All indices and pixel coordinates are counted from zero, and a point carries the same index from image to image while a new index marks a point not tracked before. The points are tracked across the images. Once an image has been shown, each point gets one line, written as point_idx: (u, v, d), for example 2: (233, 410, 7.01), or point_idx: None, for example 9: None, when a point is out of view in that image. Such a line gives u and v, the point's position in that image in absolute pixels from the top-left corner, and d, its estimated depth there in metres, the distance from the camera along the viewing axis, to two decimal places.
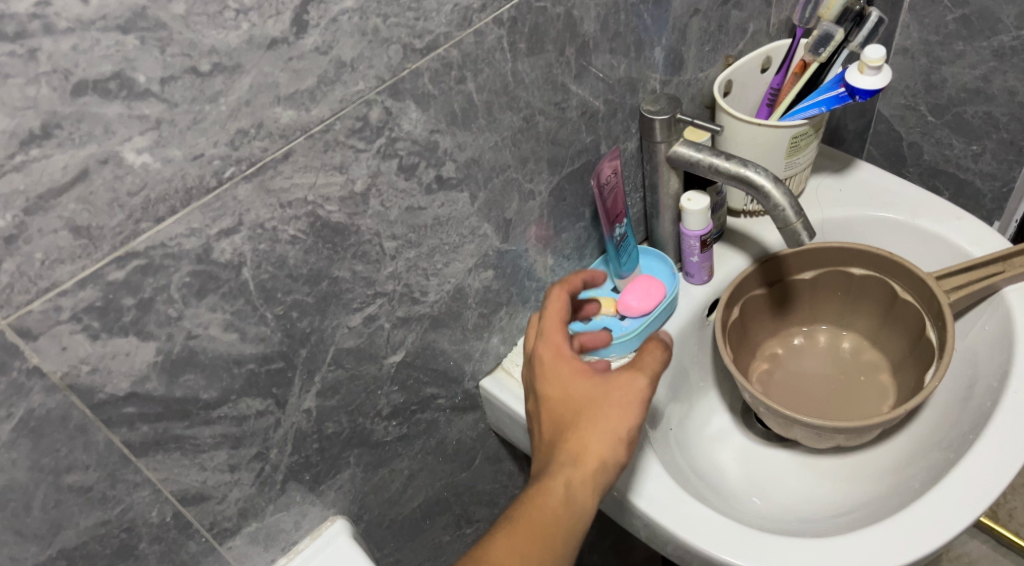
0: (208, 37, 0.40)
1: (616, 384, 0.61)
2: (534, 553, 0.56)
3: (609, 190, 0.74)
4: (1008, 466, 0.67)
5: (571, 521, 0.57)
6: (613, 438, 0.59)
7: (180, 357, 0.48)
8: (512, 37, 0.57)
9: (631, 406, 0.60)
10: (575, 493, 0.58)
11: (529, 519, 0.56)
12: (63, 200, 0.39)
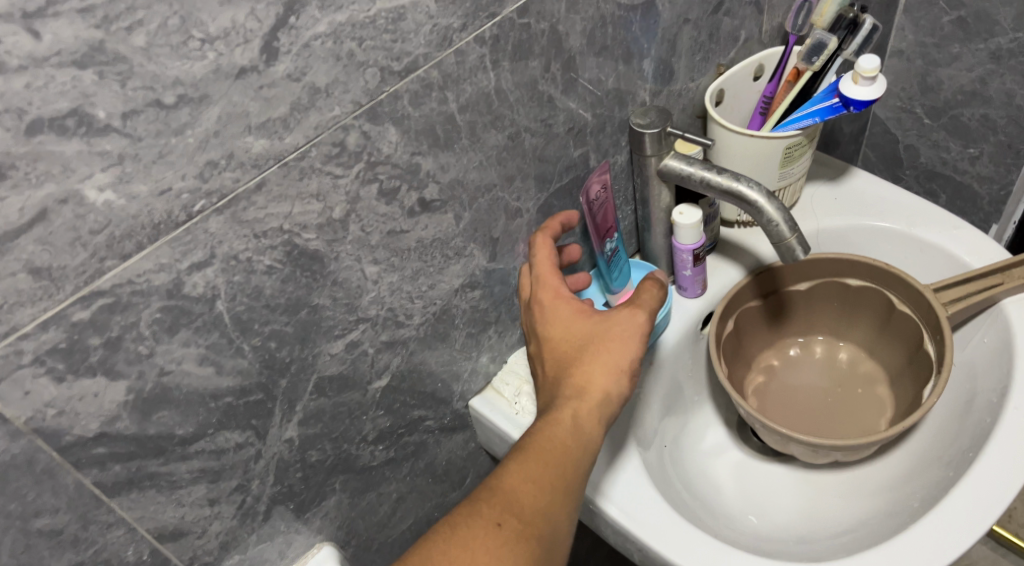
0: (172, 69, 0.38)
1: (615, 320, 0.62)
2: (549, 481, 0.57)
3: (599, 206, 0.72)
4: (1009, 486, 0.65)
5: (583, 451, 0.58)
6: (616, 369, 0.61)
7: (152, 395, 0.46)
8: (495, 55, 0.55)
9: (631, 338, 0.62)
10: (584, 423, 0.59)
11: (541, 450, 0.58)
12: (21, 242, 0.37)
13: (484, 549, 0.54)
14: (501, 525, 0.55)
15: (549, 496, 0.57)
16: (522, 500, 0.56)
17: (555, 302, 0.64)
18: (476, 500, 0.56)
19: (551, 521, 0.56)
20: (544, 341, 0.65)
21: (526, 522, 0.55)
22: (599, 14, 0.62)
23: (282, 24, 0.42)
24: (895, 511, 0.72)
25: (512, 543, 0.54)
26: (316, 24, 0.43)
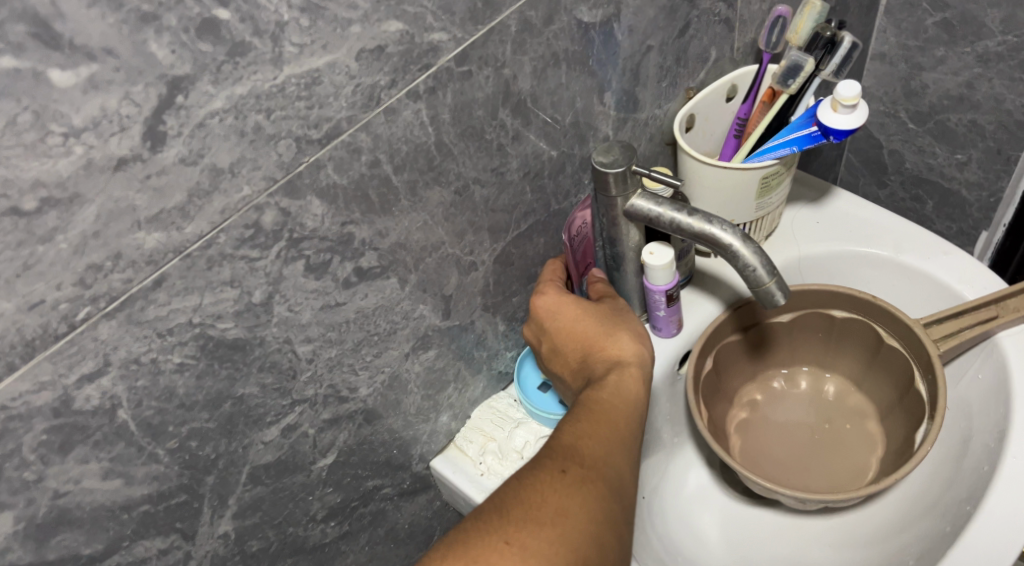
0: (28, 170, 0.33)
1: (621, 305, 0.67)
2: (607, 432, 0.57)
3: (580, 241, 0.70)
4: (1015, 538, 0.61)
5: (632, 407, 0.59)
6: (640, 337, 0.64)
7: (48, 519, 0.41)
8: (432, 108, 0.50)
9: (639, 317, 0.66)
10: (625, 385, 0.60)
11: (591, 410, 0.58)
12: None
13: (554, 492, 0.52)
14: (566, 470, 0.53)
15: (609, 446, 0.56)
16: (583, 449, 0.55)
17: (564, 295, 0.66)
18: (538, 458, 0.55)
19: (617, 465, 0.55)
20: (560, 338, 0.65)
21: (590, 466, 0.54)
22: (550, 51, 0.57)
23: (167, 105, 0.36)
24: (903, 554, 0.69)
25: (581, 484, 0.53)
26: (210, 100, 0.37)
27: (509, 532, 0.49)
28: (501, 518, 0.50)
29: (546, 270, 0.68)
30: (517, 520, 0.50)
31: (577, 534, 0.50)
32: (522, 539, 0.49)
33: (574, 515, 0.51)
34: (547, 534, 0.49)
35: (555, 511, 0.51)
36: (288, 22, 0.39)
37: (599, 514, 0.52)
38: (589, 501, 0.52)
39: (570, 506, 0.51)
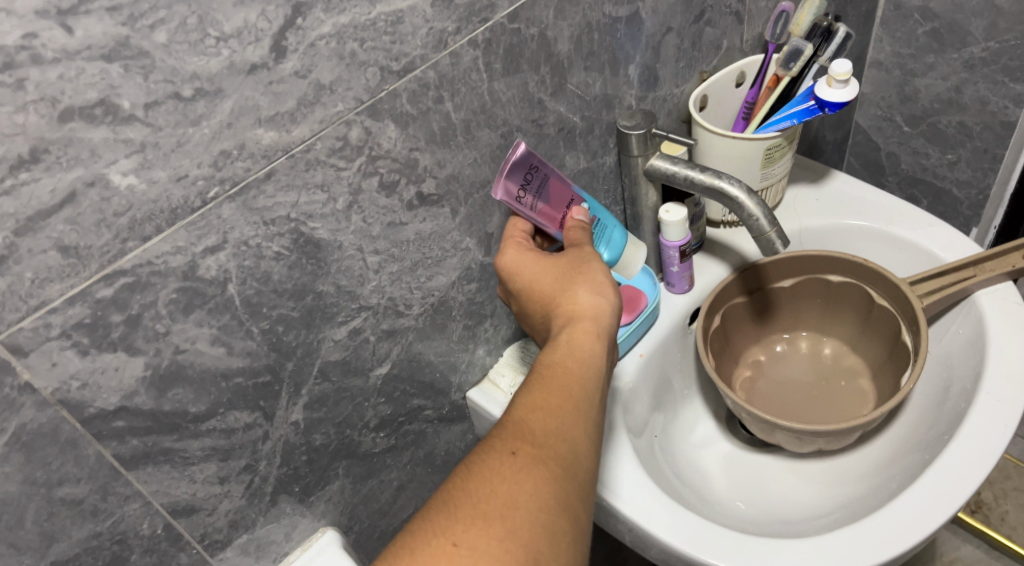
0: (190, 64, 0.42)
1: (584, 253, 0.64)
2: (558, 404, 0.54)
3: (540, 188, 0.64)
4: (977, 470, 0.67)
5: (586, 368, 0.57)
6: (598, 288, 0.61)
7: (168, 372, 0.49)
8: (487, 57, 0.59)
9: (601, 263, 0.63)
10: (578, 344, 0.58)
11: (543, 379, 0.56)
12: (52, 221, 0.40)
13: (504, 479, 0.50)
14: (516, 452, 0.51)
15: (562, 418, 0.54)
16: (533, 426, 0.53)
17: (523, 252, 0.64)
18: (488, 439, 0.53)
19: (569, 440, 0.53)
20: (524, 294, 0.64)
21: (542, 445, 0.52)
22: (585, 21, 0.66)
23: (290, 25, 0.45)
24: (874, 496, 0.74)
25: (531, 468, 0.50)
26: (321, 25, 0.47)
27: (457, 530, 0.47)
28: (448, 513, 0.48)
29: (508, 226, 0.67)
30: (464, 517, 0.48)
31: (527, 527, 0.48)
32: (471, 536, 0.47)
33: (523, 505, 0.48)
34: (497, 531, 0.47)
35: (503, 503, 0.48)
36: None
37: (551, 499, 0.49)
38: (539, 486, 0.50)
39: (519, 494, 0.49)
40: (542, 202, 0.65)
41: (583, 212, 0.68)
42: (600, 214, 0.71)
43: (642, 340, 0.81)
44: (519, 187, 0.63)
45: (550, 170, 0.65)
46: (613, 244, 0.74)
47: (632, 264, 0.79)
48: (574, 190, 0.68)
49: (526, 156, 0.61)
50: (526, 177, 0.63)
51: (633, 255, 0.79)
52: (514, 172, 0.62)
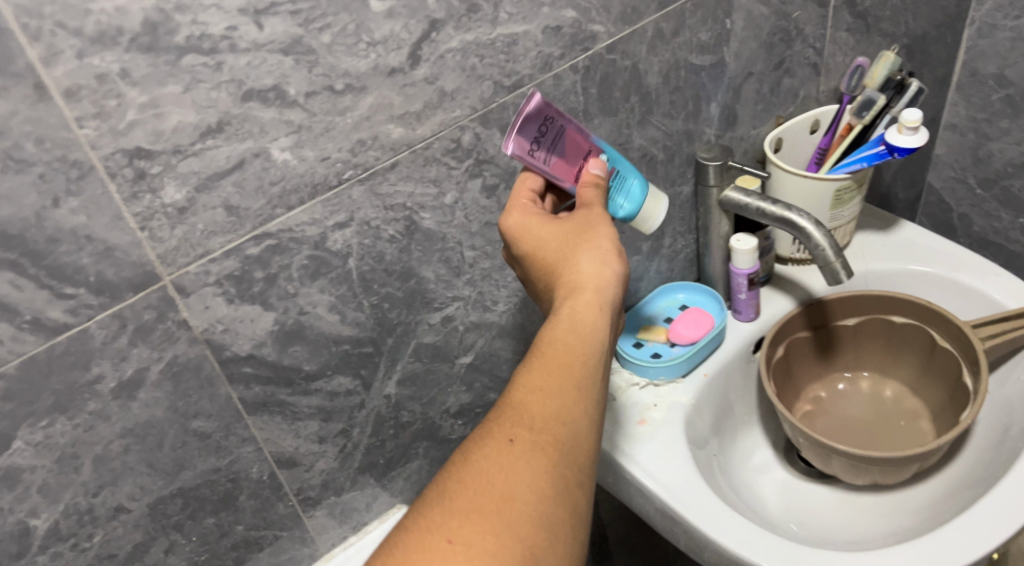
0: (344, 63, 0.50)
1: (593, 216, 0.56)
2: (558, 384, 0.50)
3: (554, 141, 0.57)
4: (1020, 511, 0.67)
5: (589, 344, 0.52)
6: (605, 253, 0.55)
7: (292, 329, 0.56)
8: (585, 82, 0.66)
9: (609, 226, 0.56)
10: (581, 317, 0.53)
11: (542, 357, 0.52)
12: (224, 182, 0.48)
13: (500, 469, 0.46)
14: (514, 439, 0.47)
15: (561, 399, 0.50)
16: (531, 409, 0.49)
17: (529, 216, 0.57)
18: (484, 424, 0.49)
19: (570, 423, 0.49)
20: (528, 262, 0.57)
21: (540, 429, 0.48)
22: (674, 58, 0.73)
23: (426, 38, 0.53)
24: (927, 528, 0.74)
25: (529, 456, 0.47)
26: (450, 40, 0.55)
27: (453, 526, 0.43)
28: (443, 508, 0.44)
29: (516, 183, 0.59)
30: (459, 510, 0.44)
31: (524, 521, 0.44)
32: (468, 531, 0.43)
33: (521, 497, 0.45)
34: (494, 525, 0.43)
35: (499, 496, 0.45)
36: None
37: (549, 489, 0.46)
38: (537, 476, 0.46)
39: (517, 485, 0.45)
40: (556, 155, 0.57)
41: (601, 165, 0.59)
42: (622, 166, 0.61)
43: (705, 363, 0.83)
44: (532, 141, 0.55)
45: (567, 120, 0.57)
46: (633, 194, 0.62)
47: (649, 222, 0.64)
48: (593, 141, 0.59)
49: (541, 106, 0.54)
50: (540, 129, 0.56)
51: (655, 210, 0.64)
52: (528, 124, 0.55)
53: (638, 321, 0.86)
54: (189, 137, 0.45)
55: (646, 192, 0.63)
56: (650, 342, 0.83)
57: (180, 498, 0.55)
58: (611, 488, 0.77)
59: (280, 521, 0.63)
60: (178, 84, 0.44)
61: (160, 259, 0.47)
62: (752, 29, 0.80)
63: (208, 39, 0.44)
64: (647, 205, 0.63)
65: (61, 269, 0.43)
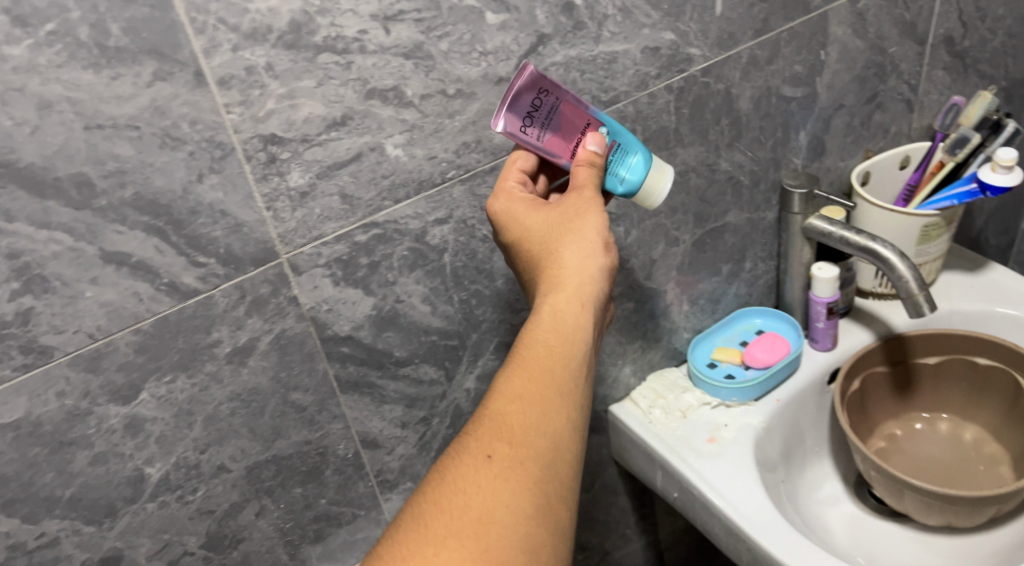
0: (457, 69, 0.54)
1: (582, 199, 0.53)
2: (538, 393, 0.49)
3: (548, 117, 0.54)
4: None
5: (570, 346, 0.51)
6: (589, 246, 0.53)
7: (387, 315, 0.59)
8: (678, 103, 0.69)
9: (599, 214, 0.53)
10: (563, 316, 0.52)
11: (521, 364, 0.51)
12: (342, 172, 0.52)
13: (478, 489, 0.45)
14: (492, 455, 0.47)
15: (542, 409, 0.49)
16: (510, 420, 0.48)
17: (516, 201, 0.55)
18: (463, 438, 0.48)
19: (550, 432, 0.48)
20: (514, 250, 0.56)
21: (520, 443, 0.47)
22: (766, 85, 0.75)
23: (533, 51, 0.57)
24: None
25: (508, 472, 0.46)
26: (554, 55, 0.59)
27: (430, 553, 0.43)
28: (421, 534, 0.44)
29: (510, 160, 0.57)
30: (435, 535, 0.44)
31: (504, 543, 0.44)
32: (445, 557, 0.43)
33: (500, 519, 0.44)
34: (472, 550, 0.43)
35: (478, 518, 0.44)
36: (609, 17, 0.60)
37: (530, 506, 0.45)
38: (516, 493, 0.45)
39: (496, 507, 0.45)
40: (549, 131, 0.55)
41: (600, 140, 0.55)
42: (624, 138, 0.57)
43: (778, 388, 0.83)
44: (524, 117, 0.53)
45: (562, 91, 0.54)
46: (635, 166, 0.58)
47: (653, 197, 0.59)
48: (592, 114, 0.55)
49: (533, 77, 0.52)
50: (534, 103, 0.53)
51: (659, 184, 0.59)
52: (519, 97, 0.52)
53: (712, 342, 0.86)
54: (317, 129, 0.50)
55: (649, 163, 0.58)
56: (723, 363, 0.83)
57: (273, 465, 0.59)
58: (676, 504, 0.77)
59: (360, 499, 0.66)
60: (312, 80, 0.48)
61: (281, 238, 0.52)
62: (846, 61, 0.81)
63: (343, 40, 0.48)
64: (650, 179, 0.58)
65: (197, 239, 0.48)
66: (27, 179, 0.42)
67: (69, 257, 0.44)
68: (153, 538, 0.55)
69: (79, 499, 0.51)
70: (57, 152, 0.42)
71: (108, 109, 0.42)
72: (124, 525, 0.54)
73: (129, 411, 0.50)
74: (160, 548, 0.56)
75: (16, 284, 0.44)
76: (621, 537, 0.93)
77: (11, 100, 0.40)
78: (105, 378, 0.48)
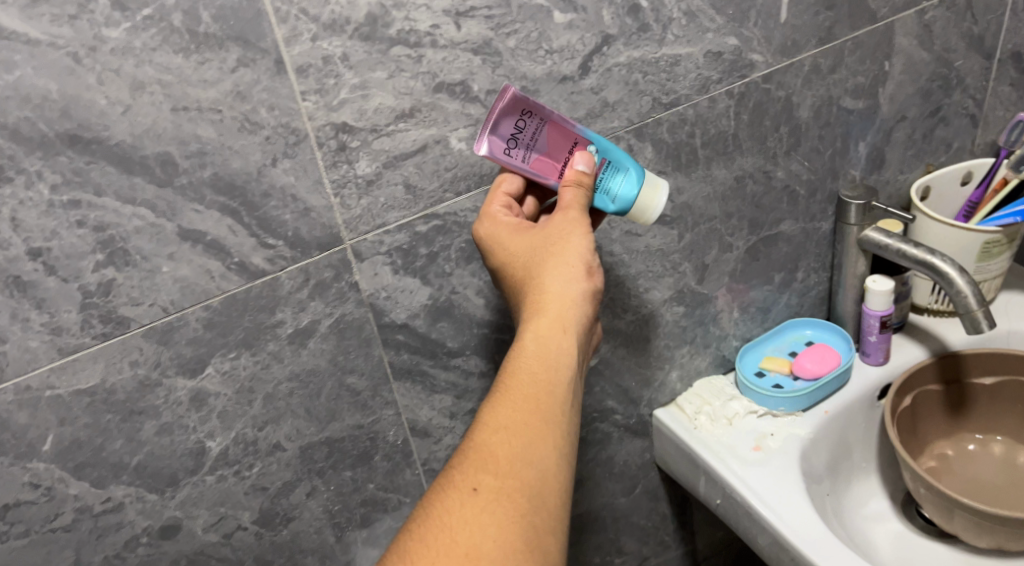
0: (523, 66, 0.55)
1: (566, 222, 0.52)
2: (523, 422, 0.48)
3: (532, 139, 0.53)
4: None
5: (555, 372, 0.50)
6: (572, 270, 0.52)
7: (442, 306, 0.60)
8: (738, 108, 0.69)
9: (583, 236, 0.52)
10: (546, 342, 0.50)
11: (504, 393, 0.49)
12: (407, 163, 0.53)
13: (464, 524, 0.44)
14: (477, 488, 0.45)
15: (528, 438, 0.47)
16: (496, 451, 0.47)
17: (501, 225, 0.54)
18: (448, 471, 0.47)
19: (538, 462, 0.47)
20: (499, 276, 0.55)
21: (506, 474, 0.46)
22: (828, 94, 0.74)
23: (598, 51, 0.58)
24: None
25: (495, 505, 0.44)
26: (618, 55, 0.59)
27: None
28: None
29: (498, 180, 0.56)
30: None
31: None
32: None
33: (488, 553, 0.43)
34: None
35: (465, 553, 0.42)
36: (674, 20, 0.61)
37: (520, 540, 0.43)
38: (505, 526, 0.44)
39: (483, 541, 0.43)
40: (534, 153, 0.53)
41: (588, 159, 0.54)
42: (615, 155, 0.56)
43: (827, 401, 0.82)
44: (507, 140, 0.52)
45: (547, 111, 0.53)
46: (628, 182, 0.56)
47: (646, 213, 0.57)
48: (579, 132, 0.54)
49: (516, 100, 0.51)
50: (516, 126, 0.52)
51: (653, 200, 0.57)
52: (502, 119, 0.51)
53: (761, 351, 0.85)
54: (386, 119, 0.51)
55: (642, 179, 0.57)
56: (771, 372, 0.83)
57: (326, 446, 0.60)
58: (719, 511, 0.77)
59: (406, 487, 0.66)
60: (384, 71, 0.50)
61: (346, 224, 0.53)
62: (911, 73, 0.80)
63: (415, 34, 0.50)
64: (643, 197, 0.56)
65: (268, 221, 0.50)
66: (117, 156, 0.44)
67: (151, 233, 0.47)
68: (210, 510, 0.57)
69: (145, 467, 0.53)
70: (145, 131, 0.44)
71: (194, 92, 0.45)
72: (184, 495, 0.56)
73: (195, 384, 0.52)
74: (216, 521, 0.58)
75: (101, 256, 0.46)
76: (660, 543, 0.92)
77: (107, 80, 0.42)
78: (176, 350, 0.51)
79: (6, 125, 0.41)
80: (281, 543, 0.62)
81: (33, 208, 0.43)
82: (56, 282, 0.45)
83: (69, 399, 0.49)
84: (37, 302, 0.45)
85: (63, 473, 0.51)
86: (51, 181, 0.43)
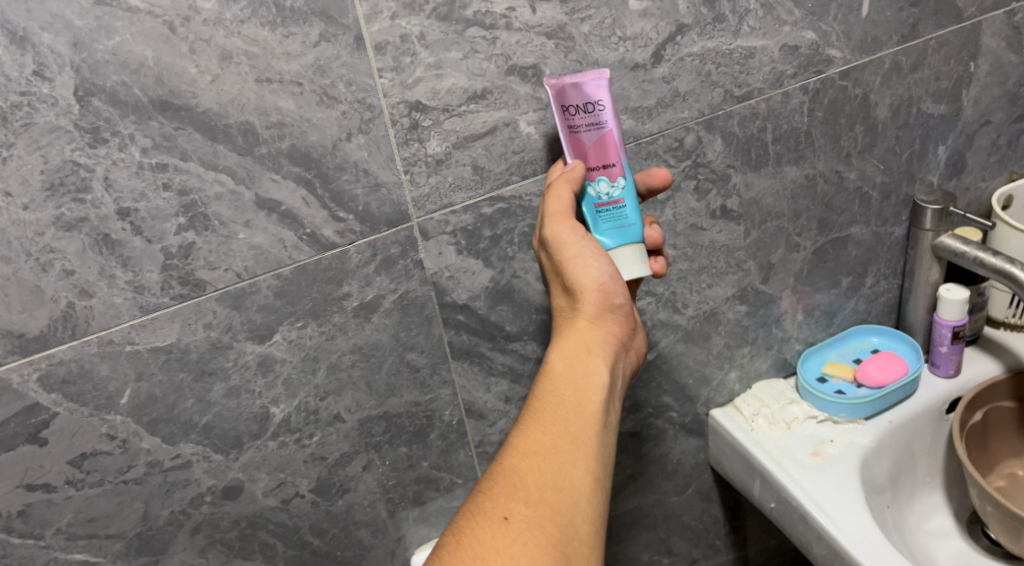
0: (596, 52, 0.55)
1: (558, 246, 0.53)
2: (553, 445, 0.48)
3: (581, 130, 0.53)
4: None
5: (585, 394, 0.51)
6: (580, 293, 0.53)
7: (502, 289, 0.60)
8: (813, 104, 0.67)
9: (577, 260, 0.52)
10: (573, 365, 0.52)
11: (534, 418, 0.50)
12: (476, 144, 0.54)
13: (498, 552, 0.43)
14: (509, 517, 0.45)
15: (558, 462, 0.47)
16: (526, 477, 0.47)
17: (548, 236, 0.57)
18: (479, 498, 0.47)
19: (570, 489, 0.47)
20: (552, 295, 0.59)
21: (538, 501, 0.46)
22: (908, 93, 0.72)
23: (671, 40, 0.58)
24: None
25: (526, 533, 0.44)
26: (692, 45, 0.59)
27: None
28: None
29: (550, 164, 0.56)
30: None
31: None
32: None
33: None
34: None
35: None
36: (750, 12, 0.60)
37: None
38: (537, 555, 0.43)
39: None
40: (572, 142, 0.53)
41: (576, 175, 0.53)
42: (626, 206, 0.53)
43: (892, 410, 0.79)
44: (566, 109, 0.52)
45: (611, 118, 0.53)
46: (623, 231, 0.53)
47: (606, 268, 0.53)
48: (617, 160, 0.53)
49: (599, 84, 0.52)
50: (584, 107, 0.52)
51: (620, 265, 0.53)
52: (575, 88, 0.52)
53: (825, 357, 0.83)
54: (458, 100, 0.52)
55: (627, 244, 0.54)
56: (834, 378, 0.80)
57: (384, 421, 0.62)
58: (772, 515, 0.76)
59: (460, 467, 0.67)
60: (459, 52, 0.51)
61: (414, 202, 0.54)
62: (998, 75, 0.76)
63: (491, 16, 0.50)
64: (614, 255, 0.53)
65: (340, 195, 0.52)
66: (202, 124, 0.46)
67: (230, 199, 0.49)
68: (271, 475, 0.59)
69: (212, 427, 0.55)
70: (230, 101, 0.46)
71: (278, 65, 0.47)
72: (248, 458, 0.58)
73: (263, 350, 0.54)
74: (276, 486, 0.60)
75: (183, 220, 0.48)
76: (710, 547, 0.91)
77: (198, 49, 0.45)
78: (247, 316, 0.53)
79: (104, 89, 0.44)
80: (336, 514, 0.64)
81: (124, 169, 0.46)
82: (142, 242, 0.48)
83: (147, 355, 0.51)
84: (123, 260, 0.48)
85: (137, 427, 0.53)
86: (142, 144, 0.46)
